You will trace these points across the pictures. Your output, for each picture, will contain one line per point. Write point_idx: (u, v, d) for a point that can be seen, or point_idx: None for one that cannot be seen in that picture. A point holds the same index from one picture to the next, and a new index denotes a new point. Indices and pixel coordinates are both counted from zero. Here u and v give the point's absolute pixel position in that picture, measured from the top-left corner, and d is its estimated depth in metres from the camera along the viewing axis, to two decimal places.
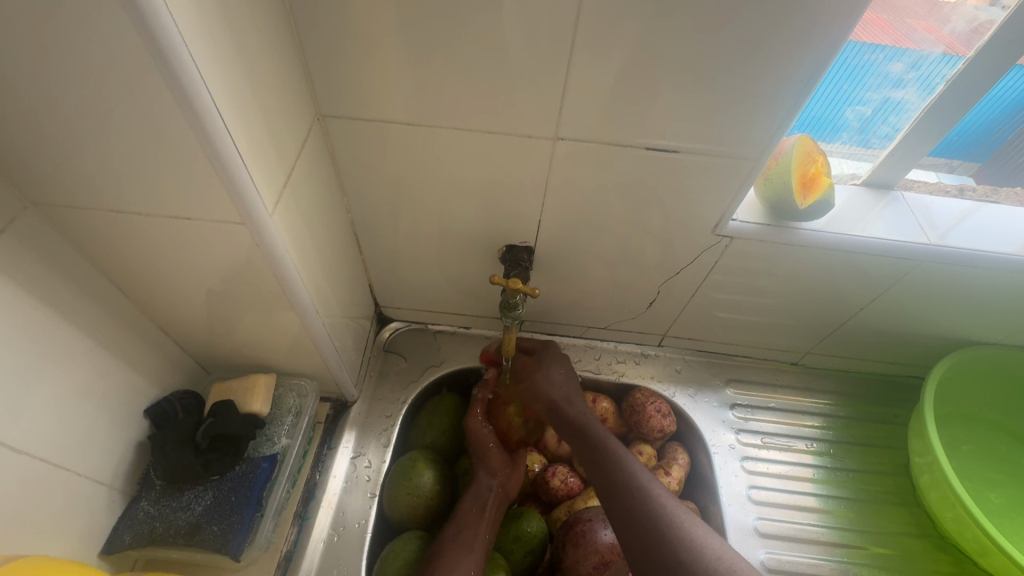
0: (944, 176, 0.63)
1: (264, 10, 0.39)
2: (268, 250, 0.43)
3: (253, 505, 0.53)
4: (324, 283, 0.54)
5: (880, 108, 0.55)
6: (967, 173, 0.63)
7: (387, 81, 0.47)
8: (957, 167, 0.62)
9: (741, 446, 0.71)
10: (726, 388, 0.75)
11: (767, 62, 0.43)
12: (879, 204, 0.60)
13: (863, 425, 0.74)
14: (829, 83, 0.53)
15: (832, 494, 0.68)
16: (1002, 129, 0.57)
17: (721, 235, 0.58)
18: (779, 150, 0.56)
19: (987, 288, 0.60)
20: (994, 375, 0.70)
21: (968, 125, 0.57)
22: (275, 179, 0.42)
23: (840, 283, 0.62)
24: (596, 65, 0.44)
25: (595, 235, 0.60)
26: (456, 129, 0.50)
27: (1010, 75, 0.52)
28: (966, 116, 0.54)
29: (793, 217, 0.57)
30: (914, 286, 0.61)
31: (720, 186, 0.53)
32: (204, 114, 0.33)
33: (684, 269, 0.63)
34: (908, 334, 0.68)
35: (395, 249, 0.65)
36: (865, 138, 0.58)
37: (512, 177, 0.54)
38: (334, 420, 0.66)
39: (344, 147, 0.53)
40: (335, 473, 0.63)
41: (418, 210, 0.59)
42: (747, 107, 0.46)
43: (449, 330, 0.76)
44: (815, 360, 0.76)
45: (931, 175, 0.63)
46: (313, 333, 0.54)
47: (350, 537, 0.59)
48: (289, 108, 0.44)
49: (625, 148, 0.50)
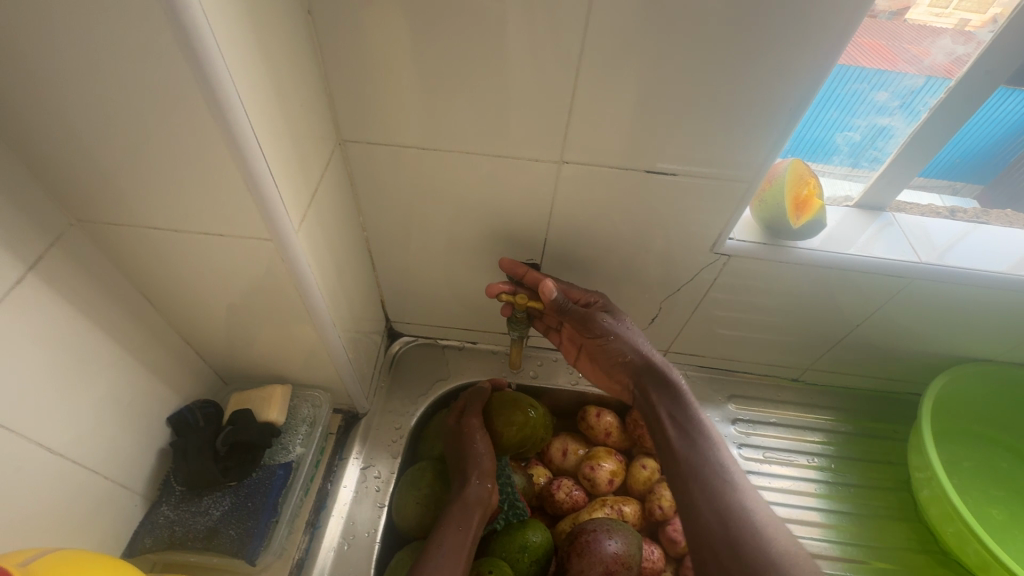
0: (947, 198, 0.66)
1: (294, 44, 0.43)
2: (292, 265, 0.46)
3: (268, 511, 0.54)
4: (339, 297, 0.57)
5: (868, 134, 0.58)
6: (968, 196, 0.66)
7: (403, 108, 0.50)
8: (960, 190, 0.65)
9: (743, 460, 0.72)
10: (728, 404, 0.77)
11: (758, 93, 0.47)
12: (872, 225, 0.62)
13: (864, 441, 0.75)
14: (819, 109, 0.56)
15: (834, 509, 0.69)
16: (1003, 153, 0.60)
17: (718, 253, 0.60)
18: (772, 174, 0.57)
19: (977, 306, 0.62)
20: (994, 391, 0.71)
21: (966, 146, 0.59)
22: (301, 199, 0.45)
23: (837, 300, 0.64)
24: (599, 94, 0.47)
25: (598, 253, 0.62)
26: (466, 153, 0.53)
27: (1006, 101, 0.54)
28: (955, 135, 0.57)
29: (787, 236, 0.59)
30: (903, 307, 0.64)
31: (717, 209, 0.55)
32: (242, 140, 0.37)
33: (684, 287, 0.65)
34: (904, 351, 0.70)
35: (406, 267, 0.67)
36: (855, 162, 0.61)
37: (519, 198, 0.57)
38: (345, 432, 0.68)
39: (361, 169, 0.56)
40: (345, 483, 0.65)
41: (429, 229, 0.62)
42: (739, 134, 0.50)
43: (457, 345, 0.79)
44: (815, 377, 0.78)
45: (932, 198, 0.66)
46: (330, 346, 0.56)
47: (360, 546, 0.61)
48: (313, 132, 0.47)
49: (626, 171, 0.53)
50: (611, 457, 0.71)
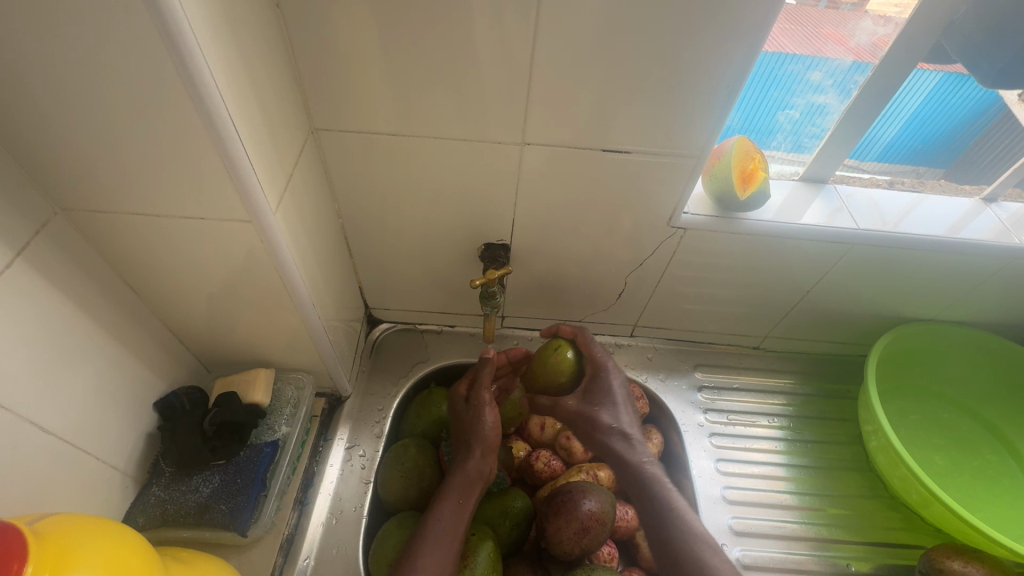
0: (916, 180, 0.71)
1: (264, 36, 0.45)
2: (272, 247, 0.49)
3: (257, 485, 0.57)
4: (319, 281, 0.60)
5: (806, 111, 0.63)
6: (933, 178, 0.71)
7: (372, 95, 0.53)
8: (924, 174, 0.70)
9: (709, 424, 0.77)
10: (694, 372, 0.82)
11: (702, 72, 0.50)
12: (815, 198, 0.67)
13: (820, 400, 0.81)
14: (761, 87, 0.60)
15: (793, 463, 0.74)
16: (961, 136, 0.66)
17: (676, 226, 0.63)
18: (719, 151, 0.62)
19: (912, 268, 0.68)
20: (936, 350, 0.77)
21: (932, 131, 0.66)
22: (277, 182, 0.48)
23: (788, 268, 0.69)
24: (556, 77, 0.50)
25: (563, 233, 0.66)
26: (434, 138, 0.56)
27: (963, 85, 0.62)
28: (915, 107, 0.63)
29: (736, 208, 0.63)
30: (846, 273, 0.69)
31: (671, 186, 0.59)
32: (220, 124, 0.39)
33: (646, 261, 0.68)
34: (851, 315, 0.76)
35: (382, 253, 0.70)
36: (797, 139, 0.66)
37: (486, 181, 0.60)
38: (329, 414, 0.71)
39: (334, 157, 0.58)
40: (331, 462, 0.67)
41: (402, 214, 0.64)
42: (687, 114, 0.53)
43: (436, 329, 0.82)
44: (774, 344, 0.83)
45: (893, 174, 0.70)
46: (311, 327, 0.59)
47: (347, 520, 0.63)
48: (286, 121, 0.50)
49: (584, 152, 0.56)
50: None
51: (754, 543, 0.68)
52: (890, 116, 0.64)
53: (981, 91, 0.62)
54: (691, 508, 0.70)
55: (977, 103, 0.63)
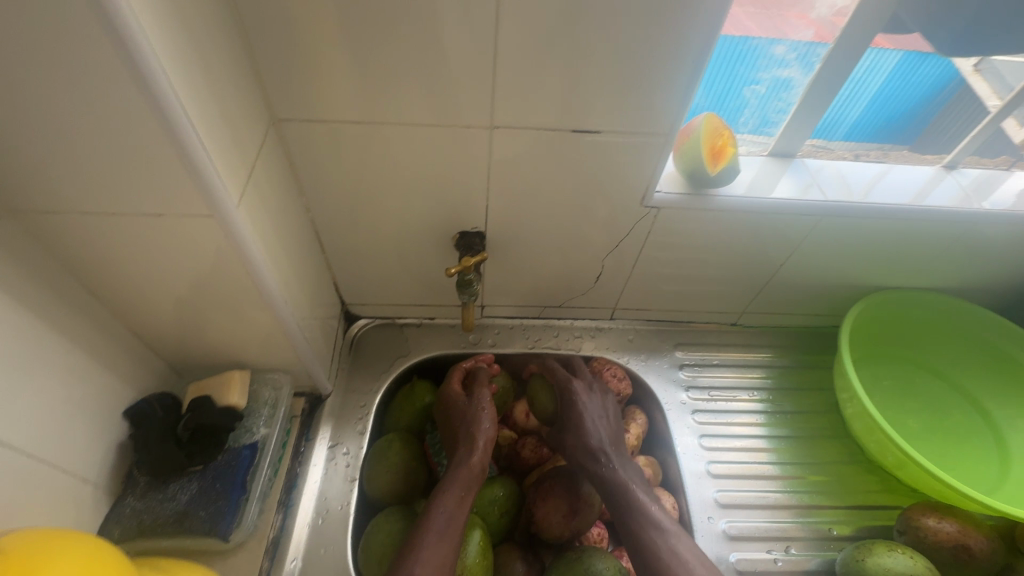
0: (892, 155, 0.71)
1: (215, 21, 0.43)
2: (237, 242, 0.47)
3: (238, 489, 0.55)
4: (290, 277, 0.58)
5: (772, 86, 0.63)
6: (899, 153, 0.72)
7: (334, 82, 0.51)
8: (890, 150, 0.72)
9: (691, 401, 0.78)
10: (675, 351, 0.83)
11: (669, 46, 0.49)
12: (784, 172, 0.68)
13: (798, 372, 0.82)
14: (727, 64, 0.61)
15: (774, 434, 0.76)
16: (921, 111, 0.68)
17: (648, 206, 0.63)
18: (688, 128, 0.62)
19: (880, 237, 0.69)
20: (904, 317, 0.79)
21: (895, 108, 0.68)
22: (238, 175, 0.46)
23: (760, 243, 0.70)
24: (521, 57, 0.49)
25: (537, 219, 0.65)
26: (400, 125, 0.54)
27: (925, 61, 0.63)
28: (879, 85, 0.65)
29: (707, 184, 0.63)
30: (816, 246, 0.70)
31: (644, 164, 0.58)
32: (171, 113, 0.37)
33: (622, 243, 0.69)
34: (823, 286, 0.77)
35: (355, 246, 0.69)
36: (764, 114, 0.67)
37: (456, 167, 0.59)
38: (310, 414, 0.69)
39: (298, 148, 0.56)
40: (315, 462, 0.66)
41: (372, 205, 0.63)
42: (656, 90, 0.52)
43: (415, 322, 0.81)
44: (751, 319, 0.84)
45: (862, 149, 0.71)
46: (284, 325, 0.57)
47: (333, 519, 0.62)
48: (245, 111, 0.48)
49: (554, 133, 0.55)
50: None
51: (739, 514, 0.69)
52: (854, 96, 0.66)
53: (942, 65, 0.63)
54: (677, 485, 0.71)
55: (939, 77, 0.65)
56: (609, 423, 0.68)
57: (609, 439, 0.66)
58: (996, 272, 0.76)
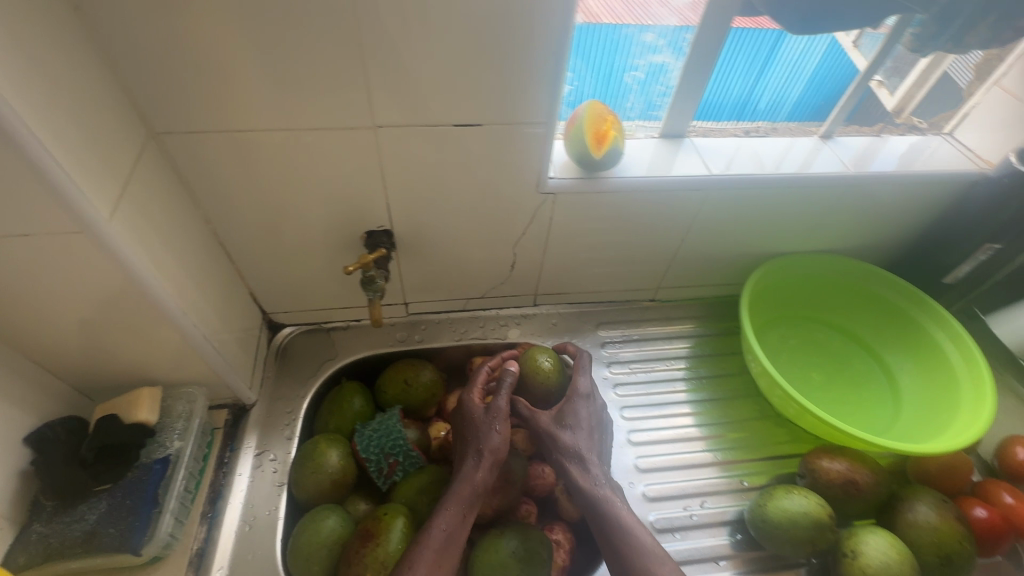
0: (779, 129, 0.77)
1: (63, 39, 0.43)
2: (115, 257, 0.47)
3: (149, 504, 0.56)
4: (190, 290, 0.58)
5: (649, 71, 0.67)
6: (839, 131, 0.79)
7: (206, 93, 0.51)
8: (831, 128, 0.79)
9: (613, 376, 0.81)
10: (597, 331, 0.86)
11: (531, 37, 0.51)
12: (673, 151, 0.71)
13: (713, 340, 0.87)
14: (603, 54, 0.64)
15: (691, 399, 0.80)
16: None
17: (545, 192, 0.66)
18: (574, 117, 0.65)
19: (768, 206, 0.74)
20: (804, 279, 0.85)
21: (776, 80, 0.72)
22: (108, 189, 0.46)
23: (659, 220, 0.74)
24: (388, 57, 0.50)
25: (440, 213, 0.67)
26: (283, 131, 0.55)
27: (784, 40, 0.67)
28: (817, 68, 0.71)
29: (598, 168, 0.66)
30: (712, 218, 0.75)
31: (530, 152, 0.61)
32: (12, 133, 0.37)
33: (527, 230, 0.71)
34: (726, 256, 0.82)
35: (264, 255, 0.69)
36: (648, 98, 0.70)
37: (349, 169, 0.60)
38: (234, 425, 0.70)
39: (184, 160, 0.56)
40: (240, 472, 0.67)
41: (273, 212, 0.63)
42: (527, 81, 0.54)
43: (342, 325, 0.82)
44: (668, 294, 0.89)
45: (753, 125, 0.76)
46: (187, 337, 0.57)
47: (260, 525, 0.63)
48: (112, 127, 0.48)
49: (437, 128, 0.57)
50: None
51: (658, 477, 0.72)
52: (794, 77, 0.72)
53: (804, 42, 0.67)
54: None
55: (804, 53, 0.69)
56: (586, 440, 0.68)
57: (589, 455, 0.66)
58: (882, 232, 0.82)
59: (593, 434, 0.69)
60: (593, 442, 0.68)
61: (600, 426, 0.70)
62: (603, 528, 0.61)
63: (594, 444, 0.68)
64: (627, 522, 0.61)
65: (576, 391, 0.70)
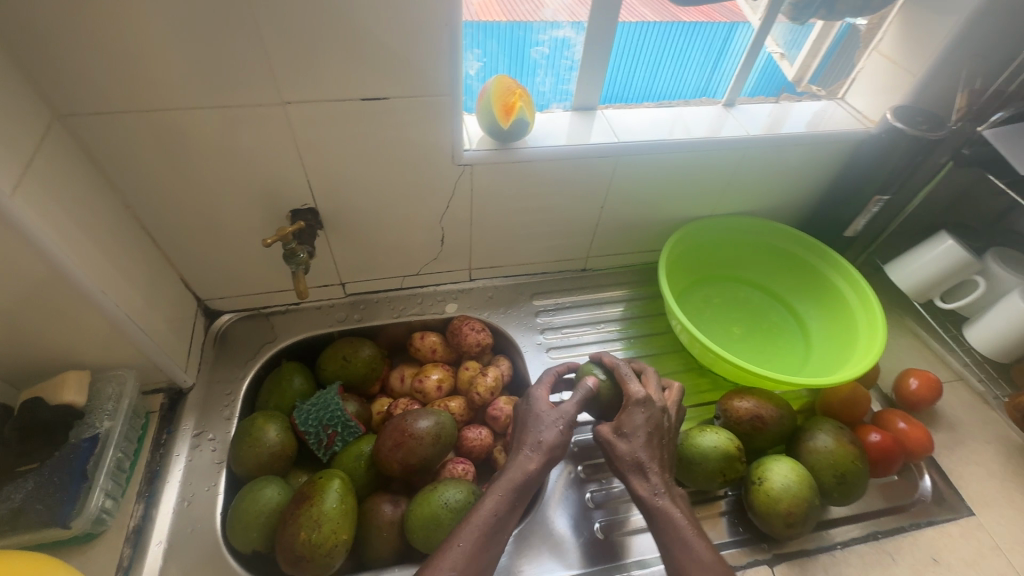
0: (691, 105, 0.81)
1: None
2: (23, 232, 0.48)
3: (77, 479, 0.57)
4: (111, 270, 0.59)
5: (553, 46, 0.71)
6: None
7: (108, 72, 0.52)
8: None
9: (546, 342, 0.85)
10: (532, 301, 0.90)
11: (423, 10, 0.54)
12: (584, 122, 0.76)
13: (643, 303, 0.92)
14: (507, 30, 0.68)
15: (621, 358, 0.84)
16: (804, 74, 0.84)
17: (461, 164, 0.69)
18: (483, 92, 0.68)
19: (678, 170, 0.79)
20: (722, 240, 0.90)
21: (683, 63, 0.78)
22: (8, 165, 0.47)
23: (576, 189, 0.78)
24: (286, 32, 0.53)
25: (362, 190, 0.70)
26: (192, 109, 0.57)
27: (702, 29, 0.74)
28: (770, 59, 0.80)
29: (510, 137, 0.70)
30: (627, 185, 0.79)
31: (440, 122, 0.64)
32: None
33: (451, 203, 0.75)
34: (647, 222, 0.87)
35: (191, 239, 0.70)
36: (557, 73, 0.75)
37: (264, 147, 0.62)
38: (171, 408, 0.71)
39: (94, 142, 0.57)
40: (178, 452, 0.68)
41: (193, 194, 0.65)
42: (426, 53, 0.57)
43: (281, 309, 0.84)
44: (598, 263, 0.93)
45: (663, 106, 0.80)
46: (109, 316, 0.58)
47: (199, 501, 0.65)
48: (11, 106, 0.48)
49: (345, 102, 0.60)
50: (438, 369, 0.79)
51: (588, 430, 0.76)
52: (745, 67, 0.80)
53: (694, 24, 0.73)
54: None
55: (724, 39, 0.76)
56: (648, 448, 0.60)
57: (649, 463, 0.59)
58: (786, 193, 0.88)
59: (655, 440, 0.61)
60: (655, 449, 0.61)
61: (662, 433, 0.62)
62: (665, 547, 0.56)
63: (657, 451, 0.60)
64: (685, 535, 0.55)
65: (630, 396, 0.63)
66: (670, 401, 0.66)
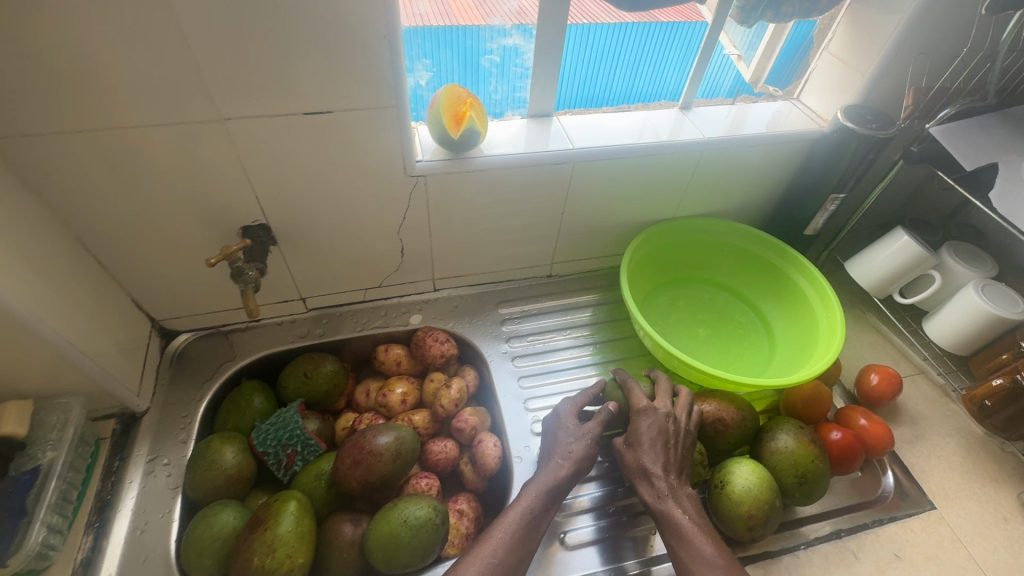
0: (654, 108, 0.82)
1: None
2: None
3: (15, 514, 0.56)
4: (50, 296, 0.57)
5: (504, 54, 0.71)
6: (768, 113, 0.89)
7: (34, 92, 0.50)
8: None
9: (512, 350, 0.85)
10: (498, 309, 0.89)
11: (361, 21, 0.53)
12: (540, 129, 0.75)
13: (609, 308, 0.92)
14: (456, 40, 0.68)
15: (588, 364, 0.84)
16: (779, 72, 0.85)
17: (414, 175, 0.68)
18: (433, 100, 0.67)
19: (637, 175, 0.79)
20: (685, 242, 0.90)
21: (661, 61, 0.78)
22: None
23: (534, 195, 0.77)
24: (220, 47, 0.52)
25: (313, 204, 0.68)
26: (128, 128, 0.55)
27: (679, 28, 0.74)
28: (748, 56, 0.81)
29: (462, 148, 0.69)
30: (586, 190, 0.79)
31: (389, 133, 0.63)
32: None
33: (407, 215, 0.74)
34: (609, 227, 0.87)
35: (138, 260, 0.68)
36: (510, 81, 0.74)
37: (208, 164, 0.60)
38: (123, 434, 0.69)
39: (26, 164, 0.55)
40: (131, 478, 0.66)
41: (137, 214, 0.63)
42: (368, 65, 0.57)
43: (241, 326, 0.82)
44: (563, 269, 0.93)
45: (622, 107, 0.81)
46: (48, 343, 0.57)
47: (152, 529, 0.63)
48: None
49: (288, 117, 0.59)
50: (403, 382, 0.78)
51: None
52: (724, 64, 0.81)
53: (671, 23, 0.73)
54: (501, 426, 0.78)
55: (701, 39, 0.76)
56: (655, 454, 0.62)
57: (654, 468, 0.61)
58: (746, 194, 0.89)
59: (663, 445, 0.62)
60: (665, 455, 0.62)
61: (672, 438, 0.63)
62: (673, 547, 0.58)
63: (668, 455, 0.62)
64: (686, 533, 0.57)
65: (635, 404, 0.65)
66: (680, 406, 0.66)
